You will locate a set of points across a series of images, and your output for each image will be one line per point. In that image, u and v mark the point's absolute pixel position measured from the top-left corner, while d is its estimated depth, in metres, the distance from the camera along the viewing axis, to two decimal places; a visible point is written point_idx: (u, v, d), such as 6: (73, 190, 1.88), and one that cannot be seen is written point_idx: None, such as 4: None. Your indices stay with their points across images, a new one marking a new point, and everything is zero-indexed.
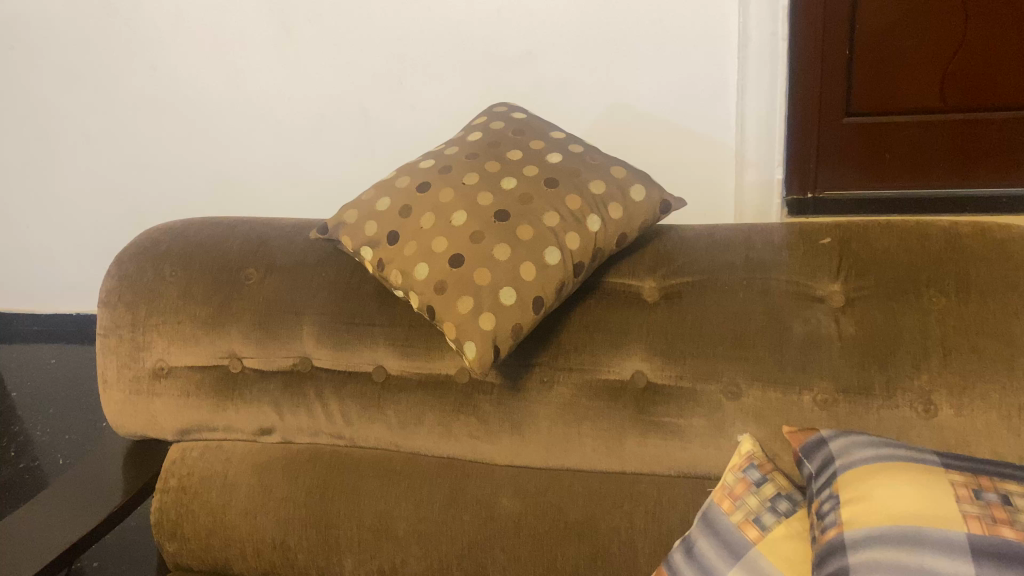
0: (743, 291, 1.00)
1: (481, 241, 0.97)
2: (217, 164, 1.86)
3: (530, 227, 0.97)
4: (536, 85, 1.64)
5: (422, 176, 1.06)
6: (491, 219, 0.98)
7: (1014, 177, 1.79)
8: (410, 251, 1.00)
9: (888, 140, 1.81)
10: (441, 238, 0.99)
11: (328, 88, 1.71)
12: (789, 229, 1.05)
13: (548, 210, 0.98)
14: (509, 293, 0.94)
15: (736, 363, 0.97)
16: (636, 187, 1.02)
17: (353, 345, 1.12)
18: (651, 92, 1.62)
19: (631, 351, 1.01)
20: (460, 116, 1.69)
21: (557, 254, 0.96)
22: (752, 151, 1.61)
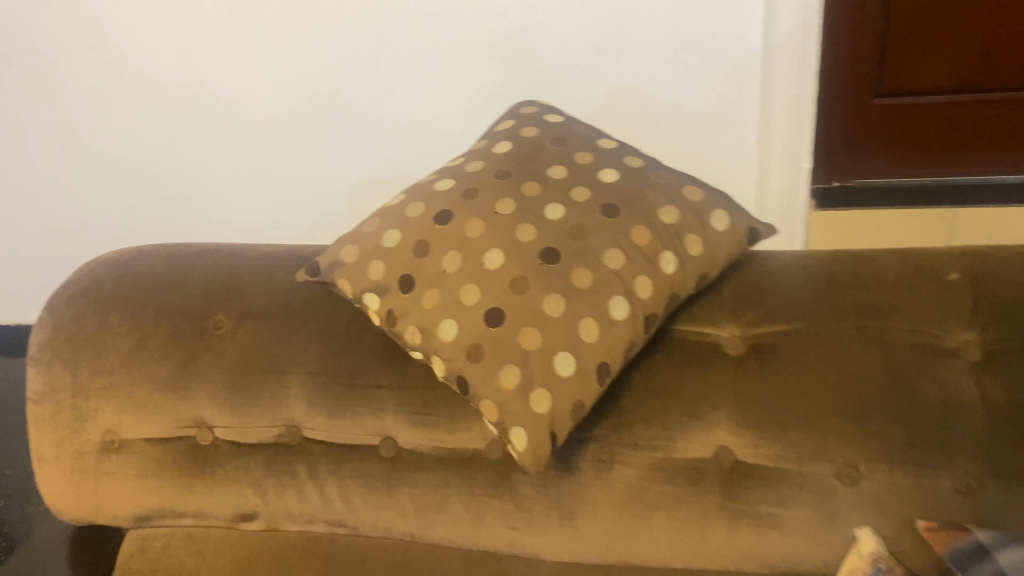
0: (857, 344, 0.79)
1: (526, 291, 0.74)
2: (137, 172, 1.51)
3: (589, 271, 0.75)
4: (525, 63, 1.35)
5: (439, 201, 0.82)
6: (538, 261, 0.76)
7: None
8: (431, 303, 0.77)
9: (922, 120, 1.54)
10: (472, 286, 0.76)
11: (281, 76, 1.39)
12: (901, 259, 0.84)
13: (610, 246, 0.76)
14: (567, 361, 0.72)
15: (855, 439, 0.76)
16: (717, 212, 0.80)
17: (354, 413, 0.89)
18: (672, 75, 1.35)
19: (716, 422, 0.79)
20: (440, 105, 1.40)
21: (625, 306, 0.74)
22: (778, 137, 1.37)
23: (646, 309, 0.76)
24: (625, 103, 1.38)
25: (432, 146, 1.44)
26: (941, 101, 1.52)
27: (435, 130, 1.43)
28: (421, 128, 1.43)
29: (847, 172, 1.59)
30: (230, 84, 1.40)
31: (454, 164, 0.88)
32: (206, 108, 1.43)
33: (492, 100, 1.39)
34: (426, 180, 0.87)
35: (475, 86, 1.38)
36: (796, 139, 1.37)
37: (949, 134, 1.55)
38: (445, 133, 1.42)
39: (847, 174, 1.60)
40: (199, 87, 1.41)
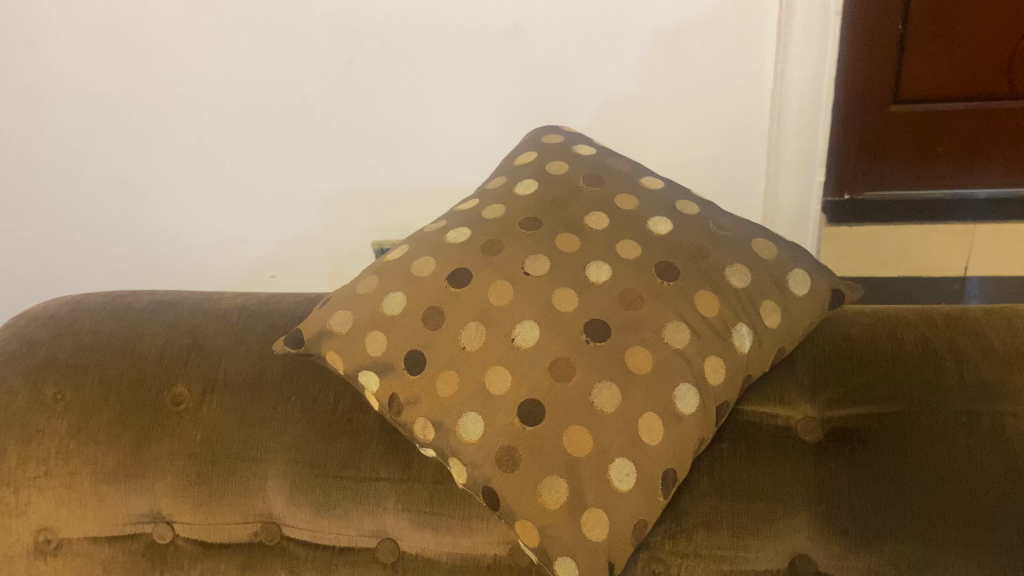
0: (965, 434, 0.65)
1: (571, 377, 0.59)
2: (99, 184, 1.37)
3: (647, 352, 0.60)
4: (523, 60, 1.20)
5: (453, 257, 0.67)
6: (582, 339, 0.61)
7: None
8: (447, 392, 0.62)
9: (945, 132, 1.41)
10: (500, 370, 0.61)
11: (245, 76, 1.24)
12: (1003, 326, 0.71)
13: (671, 320, 0.62)
14: (626, 471, 0.58)
15: (970, 555, 0.61)
16: (796, 272, 0.67)
17: (344, 510, 0.73)
18: (681, 87, 1.21)
19: (793, 528, 0.66)
20: (430, 109, 1.26)
21: (694, 399, 0.60)
22: (791, 144, 1.24)
23: (717, 399, 0.62)
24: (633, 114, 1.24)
25: (421, 154, 1.30)
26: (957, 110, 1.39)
27: (424, 133, 1.28)
28: (406, 133, 1.28)
29: (861, 184, 1.46)
30: (194, 84, 1.25)
31: (467, 207, 0.73)
32: (174, 115, 1.28)
33: (487, 103, 1.24)
34: (435, 227, 0.72)
35: (468, 86, 1.23)
36: (809, 144, 1.23)
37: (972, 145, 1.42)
38: (438, 139, 1.29)
39: (860, 185, 1.47)
40: (163, 87, 1.25)
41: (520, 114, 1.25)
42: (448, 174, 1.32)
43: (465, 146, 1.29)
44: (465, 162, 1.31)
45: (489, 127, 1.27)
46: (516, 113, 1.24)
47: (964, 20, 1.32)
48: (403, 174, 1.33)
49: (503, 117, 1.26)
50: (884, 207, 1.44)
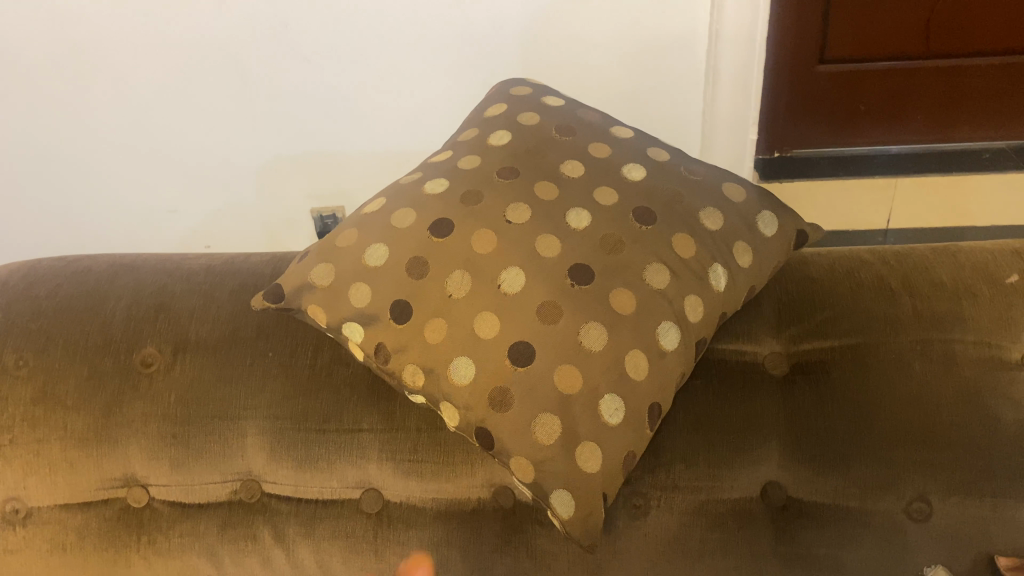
0: (920, 360, 0.70)
1: (559, 320, 0.61)
2: (22, 154, 1.30)
3: (631, 293, 0.63)
4: (465, 23, 1.21)
5: (433, 207, 0.68)
6: (567, 282, 0.62)
7: (983, 131, 1.78)
8: (435, 338, 0.63)
9: (860, 95, 1.74)
10: (488, 315, 0.62)
11: (176, 41, 1.20)
12: (951, 260, 0.76)
13: (652, 262, 0.64)
14: (614, 407, 0.60)
15: (925, 470, 0.67)
16: (763, 214, 0.70)
17: (328, 462, 0.74)
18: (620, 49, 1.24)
19: (764, 456, 0.70)
20: (369, 72, 1.25)
21: (675, 336, 0.63)
22: (724, 108, 1.31)
23: (695, 336, 0.65)
24: (572, 77, 1.27)
25: (362, 121, 1.30)
26: (869, 80, 1.72)
27: (363, 100, 1.28)
28: (343, 98, 1.27)
29: (791, 142, 1.76)
30: (122, 49, 1.21)
31: (442, 159, 0.74)
32: (100, 80, 1.23)
33: (429, 66, 1.25)
34: (411, 180, 0.72)
35: (408, 48, 1.23)
36: (740, 113, 1.31)
37: (885, 108, 1.75)
38: (376, 107, 1.28)
39: (789, 144, 1.77)
40: (87, 52, 1.20)
41: (460, 80, 1.26)
42: (389, 139, 1.32)
43: (405, 111, 1.29)
44: (403, 129, 1.31)
45: (428, 94, 1.27)
46: (456, 78, 1.26)
47: (873, 10, 1.67)
48: (342, 141, 1.32)
49: (443, 81, 1.26)
50: (811, 164, 1.73)
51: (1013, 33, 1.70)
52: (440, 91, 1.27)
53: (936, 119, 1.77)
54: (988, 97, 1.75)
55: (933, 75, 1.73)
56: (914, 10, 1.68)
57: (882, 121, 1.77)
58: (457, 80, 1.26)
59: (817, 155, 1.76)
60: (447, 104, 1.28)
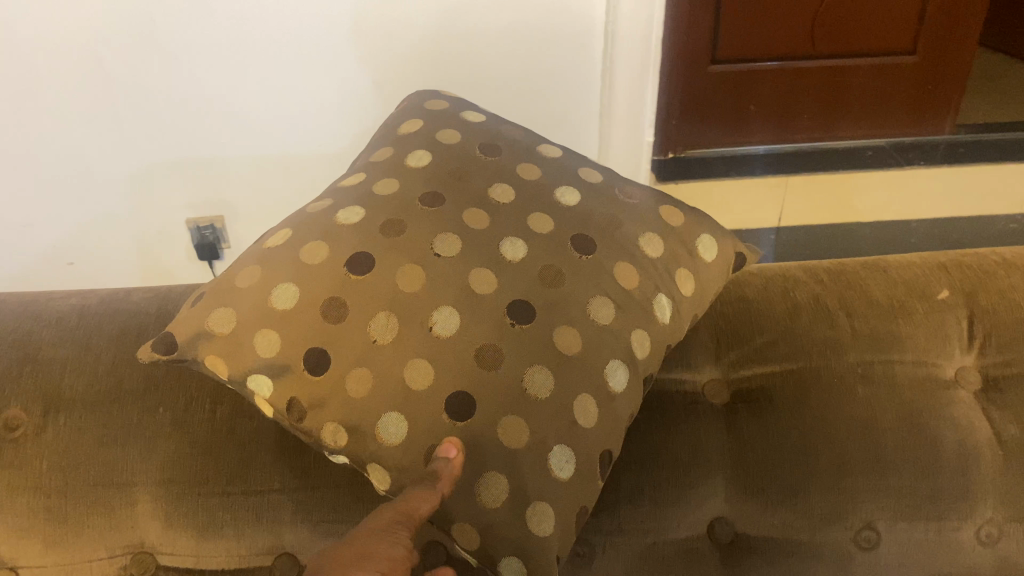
0: (861, 383, 0.69)
1: (500, 365, 0.55)
2: None
3: (576, 332, 0.58)
4: (347, 19, 1.18)
5: (347, 240, 0.60)
6: (507, 322, 0.57)
7: (862, 128, 1.85)
8: (358, 391, 0.55)
9: (749, 94, 1.77)
10: (420, 363, 0.55)
11: (28, 39, 1.12)
12: (881, 275, 0.76)
13: (596, 297, 0.59)
14: (564, 459, 0.55)
15: (874, 497, 0.65)
16: (703, 237, 0.67)
17: (234, 528, 0.65)
18: (510, 51, 1.27)
19: (712, 490, 0.67)
20: (245, 73, 1.20)
21: (623, 376, 0.59)
22: (621, 108, 1.35)
23: (641, 373, 0.61)
24: (460, 67, 1.27)
25: (242, 124, 1.26)
26: (757, 78, 1.76)
27: (241, 99, 1.23)
28: (221, 97, 1.22)
29: (684, 140, 1.76)
30: None
31: (352, 184, 0.66)
32: None
33: (312, 65, 1.21)
34: (318, 208, 0.64)
35: (287, 47, 1.19)
36: (637, 112, 1.36)
37: (772, 105, 1.80)
38: (255, 106, 1.24)
39: (681, 145, 1.76)
40: None
41: (343, 78, 1.24)
42: (271, 143, 1.29)
43: (287, 110, 1.26)
44: (285, 129, 1.27)
45: (313, 93, 1.24)
46: (343, 78, 1.23)
47: (759, 11, 1.69)
48: (221, 144, 1.27)
49: (326, 79, 1.23)
50: (705, 163, 1.73)
51: (890, 35, 1.77)
52: (323, 89, 1.24)
53: (821, 118, 1.83)
54: (867, 96, 1.82)
55: (817, 75, 1.77)
56: (801, 9, 1.71)
57: (769, 118, 1.81)
58: (341, 78, 1.23)
59: (709, 153, 1.77)
60: (335, 104, 1.26)
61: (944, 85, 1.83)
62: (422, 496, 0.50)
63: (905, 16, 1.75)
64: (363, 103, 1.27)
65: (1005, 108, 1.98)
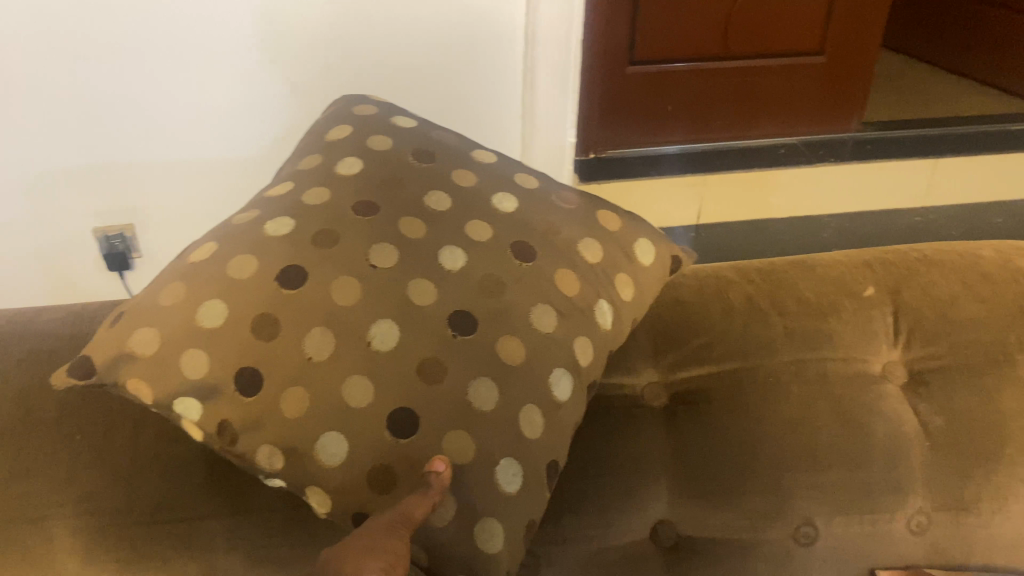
0: (794, 380, 0.70)
1: (443, 378, 0.54)
2: None
3: (519, 341, 0.57)
4: (260, 19, 1.15)
5: (277, 253, 0.57)
6: (448, 334, 0.55)
7: (776, 127, 1.90)
8: (295, 411, 0.53)
9: (666, 93, 1.79)
10: (359, 380, 0.53)
11: None
12: (811, 275, 0.78)
13: (538, 304, 0.59)
14: (512, 472, 0.54)
15: (810, 493, 0.67)
16: (641, 243, 0.68)
17: (162, 558, 0.61)
18: (430, 51, 1.25)
19: (654, 494, 0.67)
20: (154, 74, 1.15)
21: (567, 386, 0.58)
22: (544, 112, 1.37)
23: (584, 382, 0.60)
24: (381, 67, 1.24)
25: (151, 127, 1.20)
26: (675, 78, 1.79)
27: (149, 101, 1.18)
28: (128, 98, 1.17)
29: (604, 141, 1.79)
30: None
31: (279, 194, 0.63)
32: None
33: (225, 65, 1.17)
34: (244, 219, 0.61)
35: (198, 47, 1.15)
36: (560, 117, 1.39)
37: (689, 105, 1.82)
38: (166, 109, 1.19)
39: (602, 146, 1.79)
40: None
41: (259, 79, 1.20)
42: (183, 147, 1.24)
43: (199, 113, 1.21)
44: (196, 133, 1.23)
45: (227, 95, 1.20)
46: (259, 79, 1.20)
47: (675, 12, 1.72)
48: (129, 147, 1.22)
49: (241, 81, 1.19)
50: (626, 163, 1.76)
51: (799, 36, 1.82)
52: (237, 90, 1.20)
53: (736, 117, 1.87)
54: (779, 95, 1.87)
55: (731, 75, 1.81)
56: (714, 10, 1.74)
57: (687, 117, 1.84)
58: (255, 80, 1.20)
59: (630, 153, 1.80)
60: (251, 106, 1.22)
61: (851, 85, 1.89)
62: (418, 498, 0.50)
63: (814, 18, 1.80)
64: (279, 106, 1.23)
65: (909, 107, 2.07)
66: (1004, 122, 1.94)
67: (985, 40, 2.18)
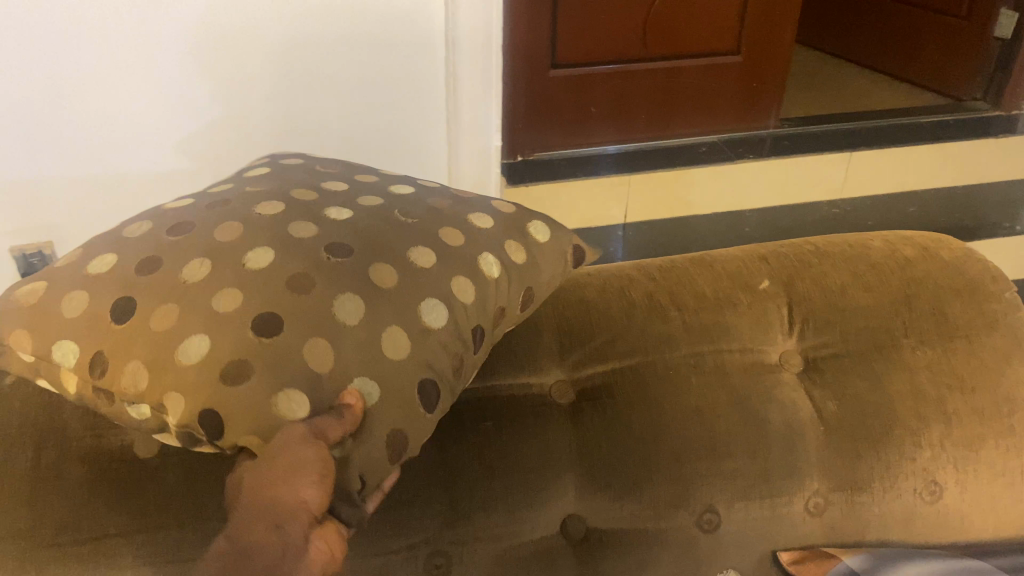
0: (694, 373, 0.72)
1: (310, 289, 0.56)
2: None
3: (395, 271, 0.60)
4: (179, 33, 1.16)
5: (175, 217, 0.63)
6: (324, 256, 0.59)
7: (700, 126, 1.95)
8: (161, 326, 0.54)
9: (589, 94, 1.83)
10: (231, 291, 0.55)
11: None
12: (711, 270, 0.80)
13: (418, 246, 0.63)
14: (368, 388, 0.54)
15: (712, 482, 0.69)
16: (536, 223, 0.73)
17: None
18: (351, 57, 1.26)
19: (562, 490, 0.68)
20: (67, 93, 1.16)
21: (442, 314, 0.60)
22: (469, 116, 1.39)
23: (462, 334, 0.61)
24: (301, 76, 1.26)
25: (58, 142, 1.20)
26: (597, 78, 1.82)
27: (61, 119, 1.18)
28: (43, 119, 1.17)
29: (530, 145, 1.83)
30: None
31: (200, 195, 0.71)
32: None
33: (143, 84, 1.19)
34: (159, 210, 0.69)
35: (116, 63, 1.16)
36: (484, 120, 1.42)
37: (612, 105, 1.86)
38: (81, 126, 1.19)
39: (528, 148, 1.83)
40: None
41: (179, 92, 1.21)
42: (99, 166, 1.23)
43: (115, 130, 1.21)
44: (114, 150, 1.23)
45: (144, 111, 1.21)
46: (178, 95, 1.21)
47: (593, 14, 1.75)
48: (41, 167, 1.21)
49: (157, 96, 1.20)
50: (551, 164, 1.79)
51: (716, 35, 1.86)
52: (155, 103, 1.21)
53: (660, 117, 1.91)
54: (700, 93, 1.91)
55: (652, 75, 1.85)
56: (632, 12, 1.77)
57: (611, 117, 1.88)
58: (172, 89, 1.20)
59: (555, 154, 1.83)
60: (168, 120, 1.23)
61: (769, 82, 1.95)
62: (293, 427, 0.50)
63: (729, 18, 1.85)
64: (197, 119, 1.24)
65: (826, 103, 2.13)
66: (913, 115, 2.02)
67: (892, 36, 2.26)
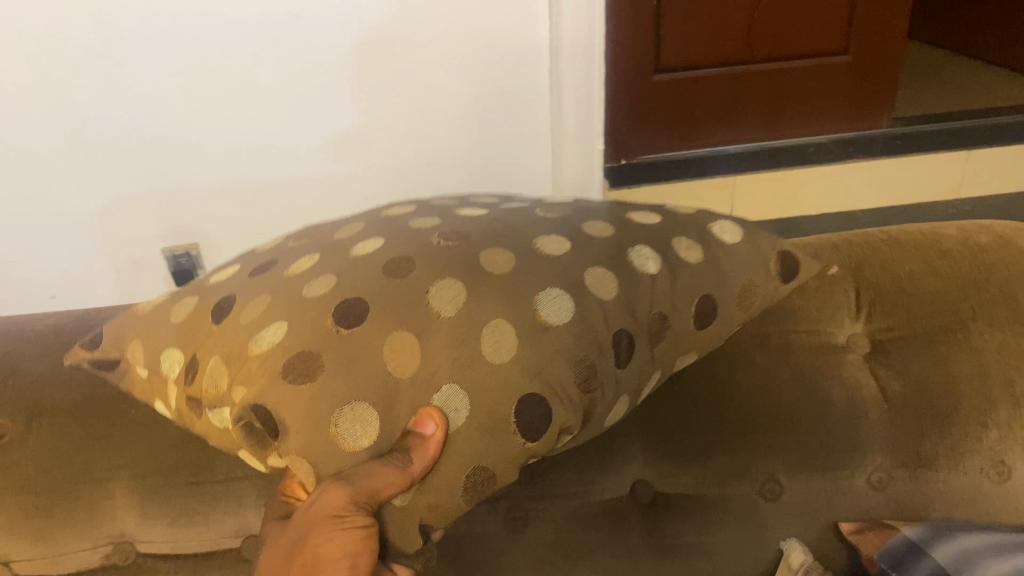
0: (759, 349, 0.78)
1: (408, 275, 0.63)
2: None
3: (511, 252, 0.66)
4: (305, 55, 1.33)
5: (308, 231, 0.77)
6: (446, 243, 0.66)
7: (809, 126, 1.94)
8: (246, 319, 0.63)
9: (694, 97, 1.86)
10: (326, 275, 0.65)
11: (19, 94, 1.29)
12: None
13: (551, 236, 0.69)
14: (455, 396, 0.58)
15: (773, 453, 0.73)
16: (724, 224, 0.77)
17: (204, 514, 0.72)
18: (457, 67, 1.38)
19: (630, 457, 0.74)
20: (212, 110, 1.36)
21: (564, 310, 0.62)
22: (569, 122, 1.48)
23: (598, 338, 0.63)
24: (413, 88, 1.39)
25: (205, 152, 1.41)
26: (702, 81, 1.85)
27: (208, 134, 1.39)
28: (194, 136, 1.38)
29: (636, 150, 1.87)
30: None
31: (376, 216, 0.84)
32: None
33: (274, 101, 1.37)
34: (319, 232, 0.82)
35: (251, 83, 1.34)
36: (586, 119, 1.49)
37: (717, 107, 1.89)
38: (223, 137, 1.39)
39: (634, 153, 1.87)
40: None
41: (306, 106, 1.38)
42: (238, 173, 1.44)
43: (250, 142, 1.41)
44: (253, 157, 1.42)
45: (276, 124, 1.39)
46: (303, 109, 1.38)
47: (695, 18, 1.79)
48: (193, 175, 1.43)
49: (285, 110, 1.38)
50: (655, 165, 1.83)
51: (822, 34, 1.86)
52: (286, 117, 1.39)
53: (767, 118, 1.92)
54: (807, 93, 1.91)
55: (757, 76, 1.87)
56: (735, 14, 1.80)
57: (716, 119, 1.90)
58: (300, 105, 1.38)
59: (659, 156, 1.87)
60: (294, 130, 1.40)
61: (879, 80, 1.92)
62: (332, 497, 0.54)
63: (835, 18, 1.85)
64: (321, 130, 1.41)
65: (946, 100, 2.08)
66: None
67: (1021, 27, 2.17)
